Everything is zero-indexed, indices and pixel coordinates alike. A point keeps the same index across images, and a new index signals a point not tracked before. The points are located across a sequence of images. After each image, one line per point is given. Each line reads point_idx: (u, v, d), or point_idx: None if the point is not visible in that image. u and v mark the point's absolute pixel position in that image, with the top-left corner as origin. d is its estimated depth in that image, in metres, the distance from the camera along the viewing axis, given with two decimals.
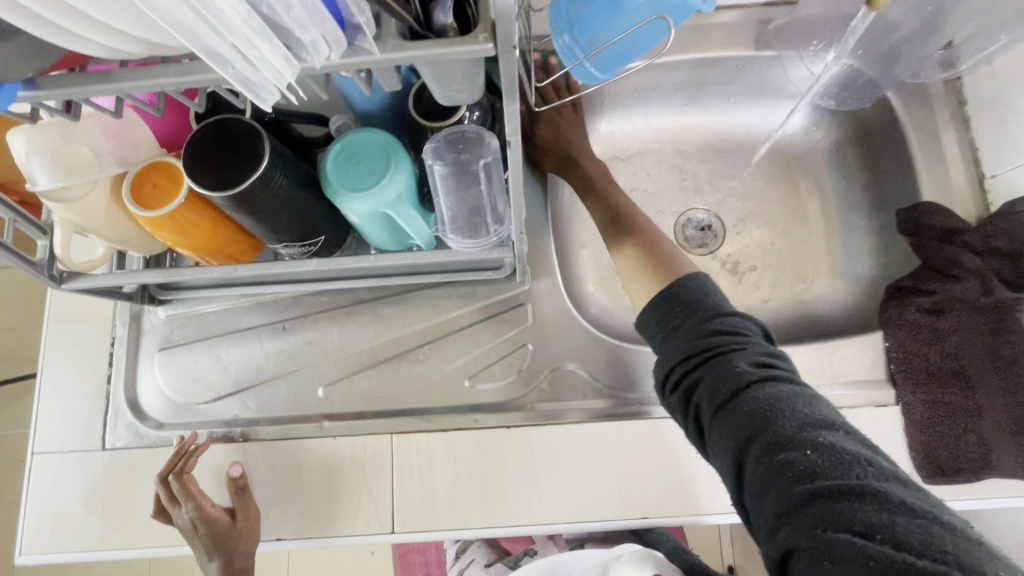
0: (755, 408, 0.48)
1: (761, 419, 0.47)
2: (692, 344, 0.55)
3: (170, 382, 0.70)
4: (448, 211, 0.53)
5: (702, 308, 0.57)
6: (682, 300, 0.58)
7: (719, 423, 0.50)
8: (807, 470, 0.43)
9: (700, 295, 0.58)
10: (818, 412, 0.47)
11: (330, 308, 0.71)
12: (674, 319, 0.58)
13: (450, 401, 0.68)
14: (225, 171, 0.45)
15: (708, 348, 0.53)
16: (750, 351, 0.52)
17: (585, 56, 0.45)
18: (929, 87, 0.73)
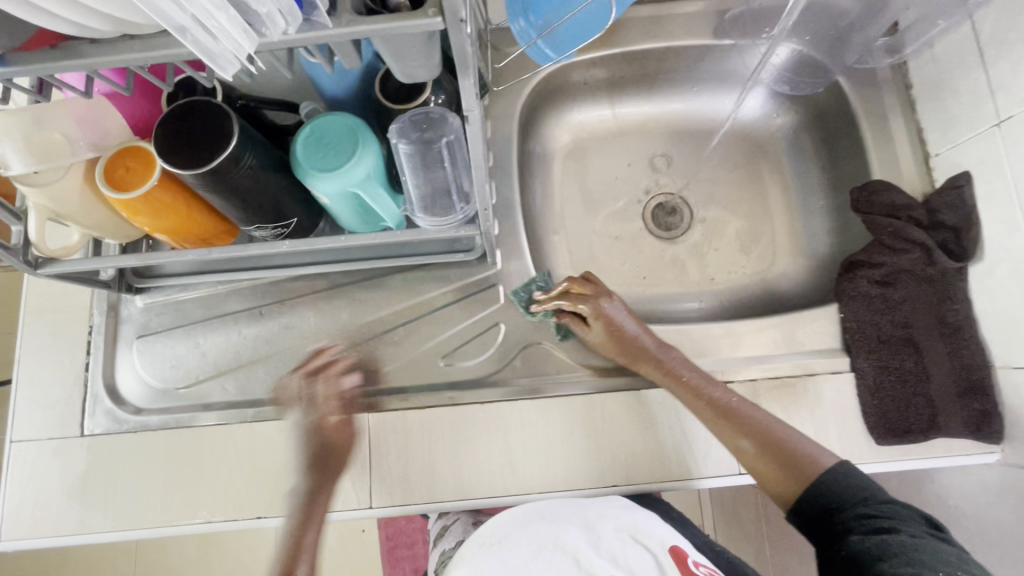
0: (894, 541, 0.50)
1: (893, 545, 0.50)
2: (815, 497, 0.58)
3: (148, 368, 0.71)
4: (416, 191, 0.55)
5: (822, 488, 0.58)
6: (808, 466, 0.59)
7: (840, 559, 0.53)
8: (904, 569, 0.48)
9: (850, 484, 0.57)
10: (940, 547, 0.50)
11: (306, 292, 0.73)
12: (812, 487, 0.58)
13: (425, 380, 0.70)
14: (194, 151, 0.47)
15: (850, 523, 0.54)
16: (863, 501, 0.55)
17: (538, 36, 0.47)
18: (877, 71, 0.76)
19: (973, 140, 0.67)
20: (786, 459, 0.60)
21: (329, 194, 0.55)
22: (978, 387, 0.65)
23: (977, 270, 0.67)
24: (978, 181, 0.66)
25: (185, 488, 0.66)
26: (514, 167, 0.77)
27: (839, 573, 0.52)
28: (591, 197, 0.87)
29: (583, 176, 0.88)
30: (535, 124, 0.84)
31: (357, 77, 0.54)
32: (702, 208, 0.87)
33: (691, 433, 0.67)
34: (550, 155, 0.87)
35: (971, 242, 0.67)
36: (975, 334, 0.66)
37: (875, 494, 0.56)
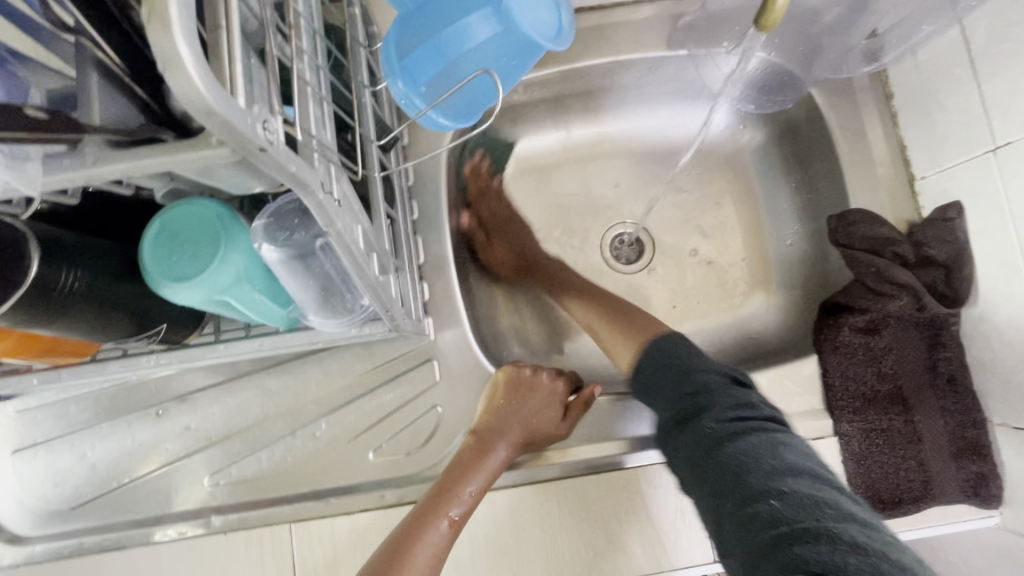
0: (757, 451, 0.49)
1: (759, 463, 0.48)
2: (681, 423, 0.53)
3: (27, 488, 0.61)
4: (302, 294, 0.44)
5: (676, 376, 0.56)
6: (658, 362, 0.58)
7: (703, 469, 0.50)
8: (762, 499, 0.46)
9: (684, 356, 0.57)
10: (783, 447, 0.49)
11: (209, 384, 0.62)
12: (660, 381, 0.57)
13: (354, 478, 0.61)
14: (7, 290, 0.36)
15: (699, 390, 0.54)
16: (715, 408, 0.52)
17: (427, 105, 0.36)
18: (853, 81, 0.66)
19: (965, 164, 0.58)
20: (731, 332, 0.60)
21: (192, 302, 0.44)
22: (973, 446, 0.58)
23: (971, 313, 0.59)
24: (971, 213, 0.58)
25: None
26: (444, 216, 0.66)
27: (706, 489, 0.49)
28: (541, 233, 0.77)
29: (531, 212, 0.77)
30: (469, 158, 0.73)
31: None
32: (665, 240, 0.77)
33: (659, 518, 0.59)
34: (490, 190, 0.76)
35: (964, 282, 0.59)
36: (967, 384, 0.59)
37: (714, 378, 0.54)
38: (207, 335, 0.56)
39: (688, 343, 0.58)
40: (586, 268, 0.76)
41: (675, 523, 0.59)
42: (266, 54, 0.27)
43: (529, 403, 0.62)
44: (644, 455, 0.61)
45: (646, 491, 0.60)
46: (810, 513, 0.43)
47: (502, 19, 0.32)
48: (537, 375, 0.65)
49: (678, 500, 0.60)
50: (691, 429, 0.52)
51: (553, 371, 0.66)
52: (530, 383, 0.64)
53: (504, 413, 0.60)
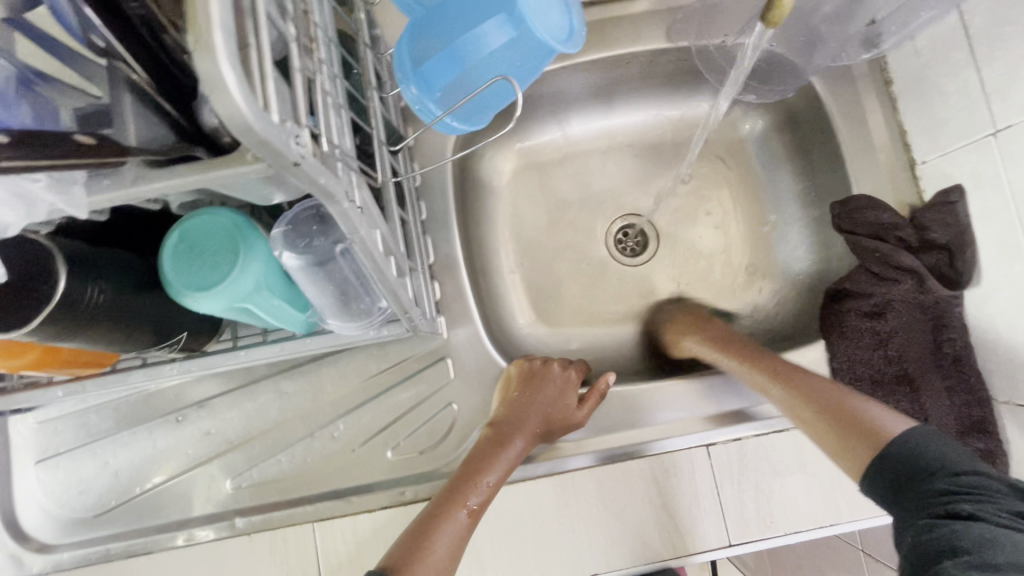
0: (1023, 550, 0.38)
1: (1021, 557, 0.38)
2: (906, 490, 0.46)
3: (52, 499, 0.62)
4: (322, 301, 0.45)
5: (922, 465, 0.46)
6: (893, 455, 0.47)
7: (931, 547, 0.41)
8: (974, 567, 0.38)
9: (939, 448, 0.46)
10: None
11: (226, 390, 0.63)
12: (892, 470, 0.47)
13: (373, 476, 0.62)
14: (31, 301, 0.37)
15: (995, 499, 0.42)
16: (980, 496, 0.42)
17: (441, 111, 0.36)
18: (853, 68, 0.67)
19: (966, 148, 0.59)
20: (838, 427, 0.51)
21: (214, 310, 0.45)
22: (978, 425, 0.58)
23: (975, 294, 0.60)
24: (972, 195, 0.59)
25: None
26: (452, 216, 0.67)
27: (928, 566, 0.40)
28: (548, 227, 0.77)
29: (536, 207, 0.78)
30: (474, 158, 0.73)
31: None
32: (670, 231, 0.78)
33: (674, 505, 0.60)
34: (495, 188, 0.76)
35: (967, 264, 0.60)
36: (972, 363, 0.60)
37: (995, 483, 0.43)
38: (225, 341, 0.56)
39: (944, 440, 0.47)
40: (593, 262, 0.77)
41: (690, 509, 0.60)
42: (288, 67, 0.28)
43: (541, 397, 0.62)
44: (658, 444, 0.63)
45: (660, 478, 0.61)
46: None
47: (515, 25, 0.33)
48: (548, 369, 0.65)
49: (692, 487, 0.61)
50: (911, 496, 0.45)
51: (564, 364, 0.67)
52: (541, 376, 0.64)
53: (519, 406, 0.61)
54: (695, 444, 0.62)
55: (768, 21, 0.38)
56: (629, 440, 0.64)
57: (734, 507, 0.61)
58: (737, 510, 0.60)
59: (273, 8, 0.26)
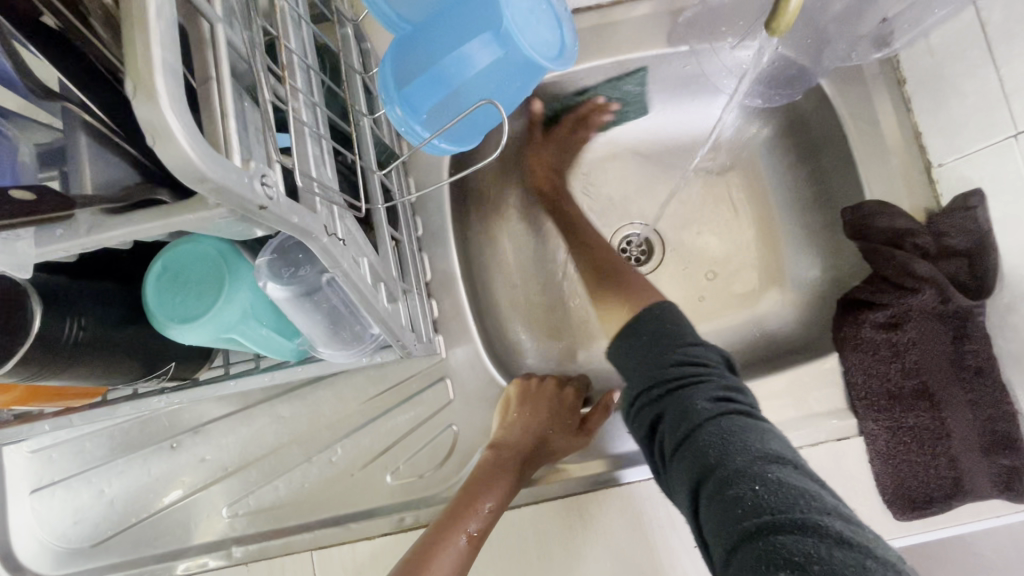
0: (745, 435, 0.45)
1: (752, 454, 0.43)
2: (654, 393, 0.50)
3: (46, 528, 0.61)
4: (311, 330, 0.43)
5: (676, 339, 0.52)
6: (648, 332, 0.53)
7: (689, 453, 0.46)
8: (756, 515, 0.40)
9: (671, 324, 0.53)
10: (759, 445, 0.44)
11: (221, 415, 0.62)
12: (650, 347, 0.52)
13: (372, 502, 0.60)
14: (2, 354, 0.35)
15: (699, 375, 0.49)
16: (703, 386, 0.49)
17: (428, 134, 0.34)
18: (863, 69, 0.64)
19: (985, 151, 0.56)
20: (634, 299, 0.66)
21: (201, 341, 0.43)
22: (1003, 440, 0.57)
23: (997, 304, 0.57)
24: (992, 200, 0.56)
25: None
26: (449, 231, 0.65)
27: (708, 487, 0.43)
28: (548, 239, 0.75)
29: (536, 216, 0.75)
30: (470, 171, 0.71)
31: None
32: (675, 240, 0.76)
33: (685, 528, 0.58)
34: (494, 200, 0.74)
35: (987, 272, 0.57)
36: (996, 376, 0.57)
37: (705, 355, 0.51)
38: (217, 368, 0.55)
39: (677, 314, 0.54)
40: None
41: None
42: (257, 98, 0.26)
43: (543, 416, 0.61)
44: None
45: (670, 500, 0.59)
46: (809, 509, 0.39)
47: (503, 43, 0.30)
48: (548, 388, 0.64)
49: None
50: (690, 448, 0.46)
51: (566, 382, 0.65)
52: (543, 396, 0.62)
53: (520, 427, 0.59)
54: None
55: (772, 29, 0.36)
56: (636, 460, 0.61)
57: None
58: None
59: (238, 38, 0.24)
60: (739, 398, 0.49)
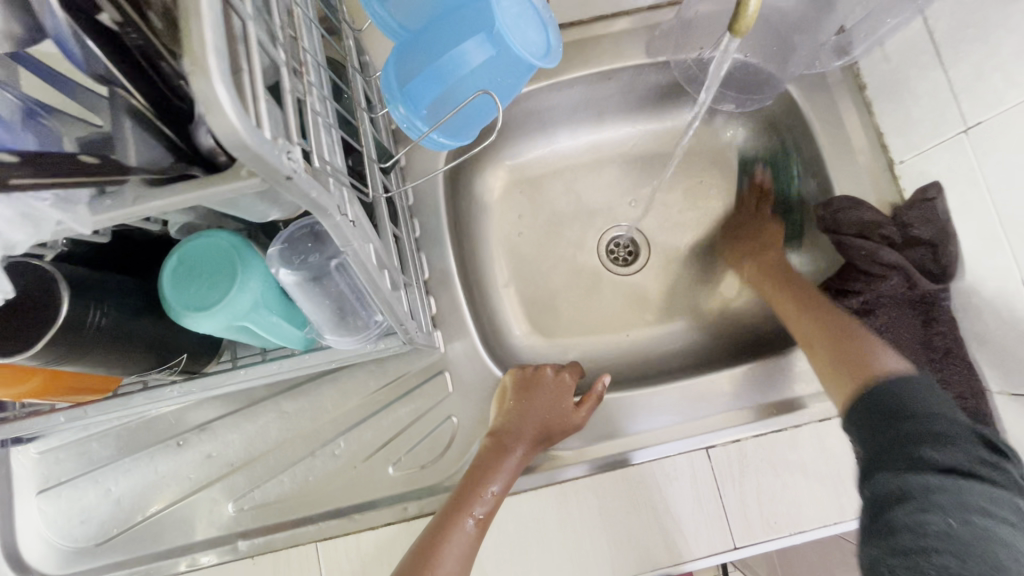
0: (963, 489, 0.44)
1: (973, 498, 0.44)
2: (875, 426, 0.51)
3: (53, 529, 0.62)
4: (318, 316, 0.46)
5: (901, 412, 0.50)
6: (886, 403, 0.51)
7: (884, 478, 0.48)
8: (932, 547, 0.42)
9: (919, 402, 0.50)
10: (968, 503, 0.44)
11: (227, 412, 0.64)
12: (885, 424, 0.51)
13: (375, 493, 0.62)
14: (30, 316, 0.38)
15: (944, 425, 0.48)
16: (925, 430, 0.48)
17: (427, 129, 0.38)
18: (827, 75, 0.69)
19: (940, 147, 0.60)
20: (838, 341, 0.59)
21: (215, 330, 0.46)
22: (977, 418, 0.59)
23: (960, 288, 0.61)
24: (950, 191, 0.60)
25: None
26: (445, 233, 0.68)
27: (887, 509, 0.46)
28: (540, 240, 0.79)
29: (527, 219, 0.79)
30: (465, 177, 0.75)
31: None
32: (661, 239, 0.80)
33: (677, 510, 0.61)
34: (487, 204, 0.78)
35: (950, 259, 0.61)
36: (966, 357, 0.60)
37: (932, 402, 0.50)
38: (224, 362, 0.57)
39: (925, 388, 0.51)
40: (585, 272, 0.78)
41: (691, 514, 0.61)
42: (279, 88, 0.29)
43: (536, 400, 0.63)
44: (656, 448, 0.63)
45: (663, 484, 0.61)
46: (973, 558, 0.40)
47: (494, 44, 0.34)
48: (535, 374, 0.66)
49: (694, 492, 0.61)
50: (895, 478, 0.47)
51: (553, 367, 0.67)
52: (533, 381, 0.65)
53: (515, 414, 0.61)
54: (696, 447, 0.62)
55: (734, 30, 0.40)
56: (628, 448, 0.64)
57: (737, 509, 0.61)
58: (740, 512, 0.60)
59: (262, 34, 0.28)
60: (960, 441, 0.47)
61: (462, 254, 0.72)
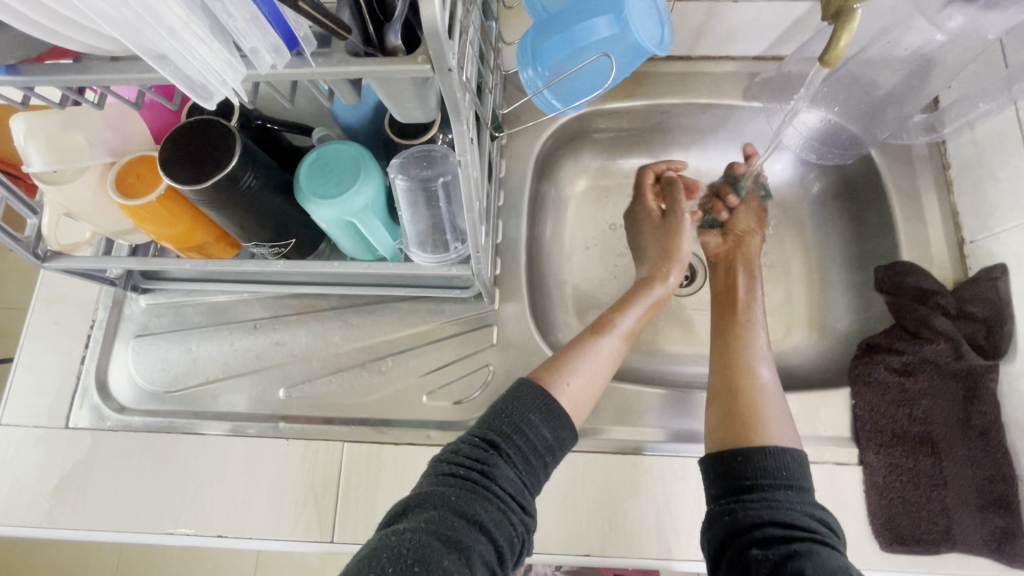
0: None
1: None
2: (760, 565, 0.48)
3: (138, 368, 0.72)
4: (413, 229, 0.54)
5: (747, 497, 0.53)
6: (734, 483, 0.54)
7: None
8: None
9: (777, 465, 0.54)
10: None
11: (302, 312, 0.73)
12: (730, 509, 0.53)
13: (406, 414, 0.68)
14: (205, 141, 0.49)
15: (823, 552, 0.48)
16: (808, 547, 0.48)
17: (546, 86, 0.47)
18: (912, 149, 0.73)
19: (1013, 231, 0.62)
20: (748, 413, 0.59)
21: (327, 219, 0.55)
22: (1002, 500, 0.59)
23: (1008, 369, 0.61)
24: (1015, 275, 0.62)
25: (152, 497, 0.66)
26: (524, 209, 0.76)
27: None
28: (606, 242, 0.85)
29: (598, 221, 0.86)
30: (553, 169, 0.83)
31: (371, 108, 0.55)
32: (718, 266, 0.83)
33: (676, 508, 0.63)
34: (566, 199, 0.86)
35: (1003, 339, 0.62)
36: (1003, 438, 0.60)
37: (794, 510, 0.51)
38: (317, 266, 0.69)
39: (774, 459, 0.54)
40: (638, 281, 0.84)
41: (687, 515, 0.63)
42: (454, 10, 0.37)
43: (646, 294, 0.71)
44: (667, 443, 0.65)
45: (667, 481, 0.64)
46: None
47: (620, 25, 0.42)
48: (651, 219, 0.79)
49: (696, 496, 0.63)
50: None
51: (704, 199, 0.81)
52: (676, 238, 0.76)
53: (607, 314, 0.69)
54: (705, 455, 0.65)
55: (825, 60, 0.45)
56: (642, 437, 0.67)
57: None
58: None
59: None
60: (819, 541, 0.49)
61: (534, 233, 0.79)
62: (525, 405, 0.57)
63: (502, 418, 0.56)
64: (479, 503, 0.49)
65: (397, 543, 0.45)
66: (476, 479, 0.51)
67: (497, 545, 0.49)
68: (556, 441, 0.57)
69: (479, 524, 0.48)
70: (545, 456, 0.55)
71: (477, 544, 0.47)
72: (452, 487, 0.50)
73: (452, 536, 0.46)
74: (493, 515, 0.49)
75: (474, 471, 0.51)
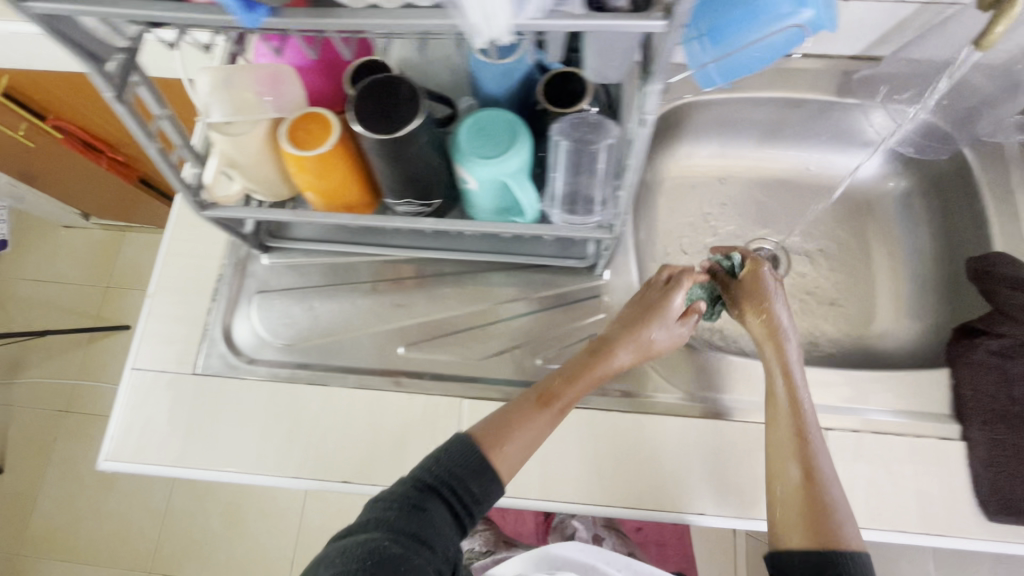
0: None
1: None
2: None
3: (261, 322, 0.75)
4: (561, 188, 0.59)
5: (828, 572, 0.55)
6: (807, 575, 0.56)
7: None
8: None
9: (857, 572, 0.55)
10: None
11: (419, 276, 0.77)
12: None
13: (522, 376, 0.71)
14: (389, 91, 0.53)
15: None
16: None
17: (714, 59, 0.52)
18: (1003, 148, 0.78)
19: None
20: (816, 514, 0.57)
21: (480, 178, 0.59)
22: None
23: None
24: None
25: (278, 441, 0.69)
26: None
27: None
28: (700, 229, 0.89)
29: (691, 208, 0.90)
30: (652, 155, 0.87)
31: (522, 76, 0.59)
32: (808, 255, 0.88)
33: None
34: (660, 184, 0.89)
35: None
36: None
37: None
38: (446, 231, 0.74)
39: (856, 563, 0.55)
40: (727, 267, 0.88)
41: None
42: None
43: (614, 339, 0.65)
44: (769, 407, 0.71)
45: None
46: None
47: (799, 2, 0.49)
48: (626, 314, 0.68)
49: None
50: None
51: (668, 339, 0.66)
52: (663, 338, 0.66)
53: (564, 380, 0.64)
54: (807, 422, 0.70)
55: None
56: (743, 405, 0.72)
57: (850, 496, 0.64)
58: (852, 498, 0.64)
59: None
60: None
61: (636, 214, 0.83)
62: (453, 464, 0.58)
63: (454, 468, 0.57)
64: (427, 550, 0.52)
65: (360, 558, 0.50)
66: (415, 530, 0.53)
67: (438, 562, 0.53)
68: (484, 493, 0.57)
69: (417, 537, 0.53)
70: (472, 510, 0.57)
71: (424, 558, 0.52)
72: (406, 513, 0.54)
73: (401, 556, 0.50)
74: (423, 559, 0.51)
75: (410, 505, 0.54)
